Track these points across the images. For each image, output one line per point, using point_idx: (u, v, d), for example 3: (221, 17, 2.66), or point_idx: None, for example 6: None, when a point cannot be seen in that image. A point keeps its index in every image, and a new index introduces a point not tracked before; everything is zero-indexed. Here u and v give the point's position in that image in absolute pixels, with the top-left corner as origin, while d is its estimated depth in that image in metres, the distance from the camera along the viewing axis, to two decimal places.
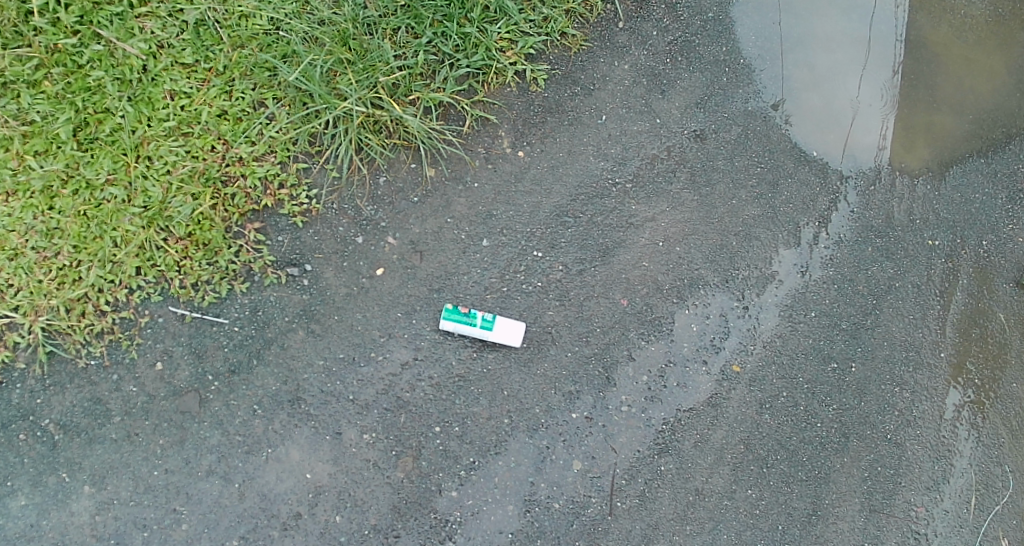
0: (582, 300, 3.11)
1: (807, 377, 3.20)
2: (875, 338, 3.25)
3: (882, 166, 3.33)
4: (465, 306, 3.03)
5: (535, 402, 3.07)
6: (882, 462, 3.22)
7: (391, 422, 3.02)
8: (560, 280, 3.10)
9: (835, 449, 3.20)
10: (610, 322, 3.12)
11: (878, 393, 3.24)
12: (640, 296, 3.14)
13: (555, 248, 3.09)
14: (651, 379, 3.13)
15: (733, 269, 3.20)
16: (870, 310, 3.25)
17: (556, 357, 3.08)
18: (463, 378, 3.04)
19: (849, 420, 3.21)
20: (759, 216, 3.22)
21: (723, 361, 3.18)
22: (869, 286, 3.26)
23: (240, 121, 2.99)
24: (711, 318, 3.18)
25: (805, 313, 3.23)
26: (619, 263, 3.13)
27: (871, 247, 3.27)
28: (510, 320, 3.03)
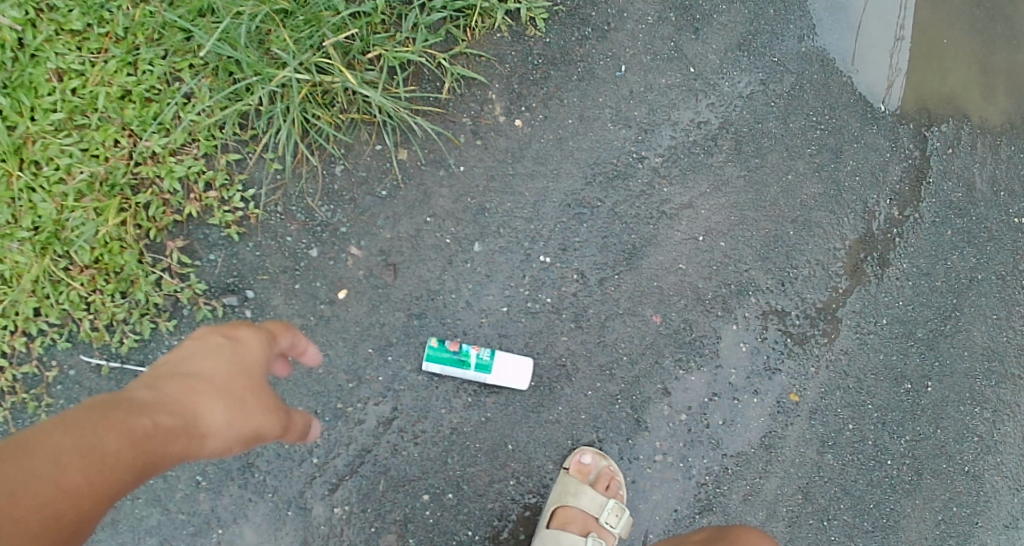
0: (606, 318, 2.40)
1: (876, 404, 2.53)
2: (953, 349, 2.58)
3: (964, 123, 2.63)
4: (454, 341, 2.32)
5: (549, 453, 2.37)
6: (957, 502, 2.57)
7: (366, 491, 2.33)
8: (575, 295, 2.39)
9: (906, 490, 2.54)
10: (644, 340, 2.41)
11: (955, 417, 2.57)
12: (677, 307, 2.43)
13: (567, 252, 2.39)
14: (690, 418, 2.42)
15: (792, 268, 2.51)
16: (950, 313, 2.58)
17: (572, 399, 2.37)
18: (457, 427, 2.34)
19: (924, 454, 2.56)
20: (821, 195, 2.54)
21: (781, 388, 2.49)
22: (949, 280, 2.58)
23: (149, 103, 2.32)
24: (767, 333, 2.48)
25: (875, 321, 2.54)
26: (650, 266, 2.42)
27: (949, 231, 2.59)
28: (514, 357, 2.34)
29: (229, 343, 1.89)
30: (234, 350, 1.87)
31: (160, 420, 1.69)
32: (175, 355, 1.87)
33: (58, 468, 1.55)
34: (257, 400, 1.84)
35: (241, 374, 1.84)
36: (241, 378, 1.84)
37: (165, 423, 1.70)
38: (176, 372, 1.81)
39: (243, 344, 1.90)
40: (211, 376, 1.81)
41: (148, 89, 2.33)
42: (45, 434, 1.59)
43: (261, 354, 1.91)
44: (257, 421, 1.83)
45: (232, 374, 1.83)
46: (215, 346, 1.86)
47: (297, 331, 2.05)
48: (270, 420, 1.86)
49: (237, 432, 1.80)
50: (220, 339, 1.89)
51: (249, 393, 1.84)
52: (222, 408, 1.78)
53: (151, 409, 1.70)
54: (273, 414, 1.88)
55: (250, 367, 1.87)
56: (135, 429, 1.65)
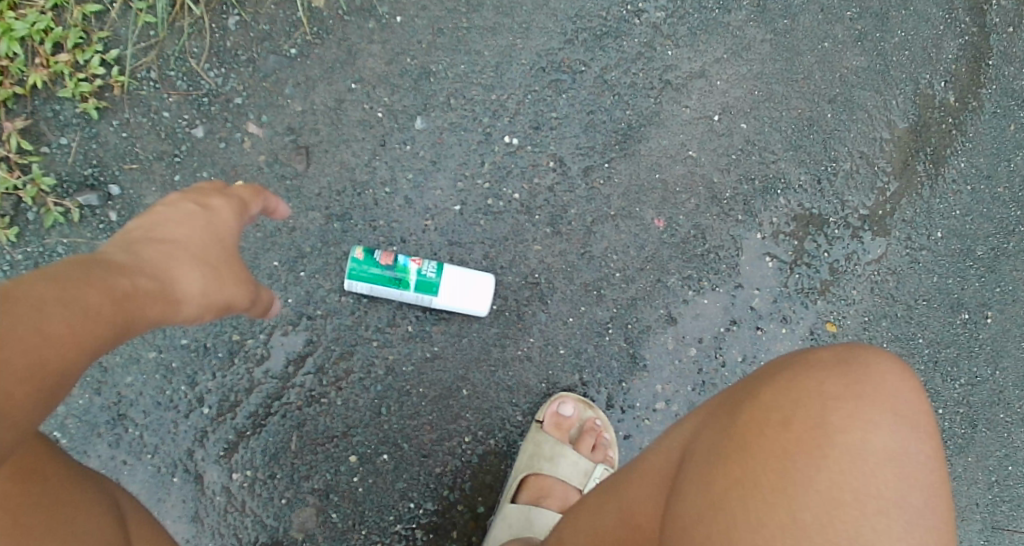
0: (592, 221, 1.71)
1: (927, 338, 1.99)
2: (1017, 273, 2.02)
3: None
4: (387, 253, 1.62)
5: (518, 399, 1.69)
6: (1016, 460, 2.03)
7: (273, 452, 1.67)
8: (552, 189, 1.70)
9: (957, 446, 2.01)
10: (644, 252, 1.73)
11: (1020, 357, 2.03)
12: (687, 208, 1.77)
13: (540, 131, 1.70)
14: (701, 353, 1.79)
15: (829, 162, 1.95)
16: (1014, 227, 2.02)
17: (547, 328, 1.69)
18: (395, 366, 1.66)
19: (979, 402, 2.02)
20: (864, 70, 1.97)
21: (815, 316, 1.93)
22: (1014, 186, 2.02)
23: None
24: (799, 247, 1.91)
25: (928, 235, 1.99)
26: (649, 153, 1.76)
27: (1013, 125, 2.01)
28: (472, 275, 1.64)
29: (203, 210, 1.36)
30: (198, 216, 1.35)
31: (149, 279, 1.22)
32: (141, 220, 1.33)
33: (23, 330, 1.05)
34: (235, 266, 1.35)
35: (221, 236, 1.35)
36: (217, 243, 1.34)
37: (155, 288, 1.23)
38: (152, 232, 1.30)
39: (216, 210, 1.37)
40: (190, 240, 1.32)
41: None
42: (38, 285, 1.10)
43: (234, 219, 1.38)
44: (231, 291, 1.34)
45: (207, 242, 1.33)
46: (182, 214, 1.34)
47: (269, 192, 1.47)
48: (242, 286, 1.37)
49: (215, 299, 1.31)
50: (192, 205, 1.37)
51: (221, 261, 1.34)
52: (202, 269, 1.29)
53: (142, 264, 1.24)
54: (237, 281, 1.36)
55: (225, 225, 1.36)
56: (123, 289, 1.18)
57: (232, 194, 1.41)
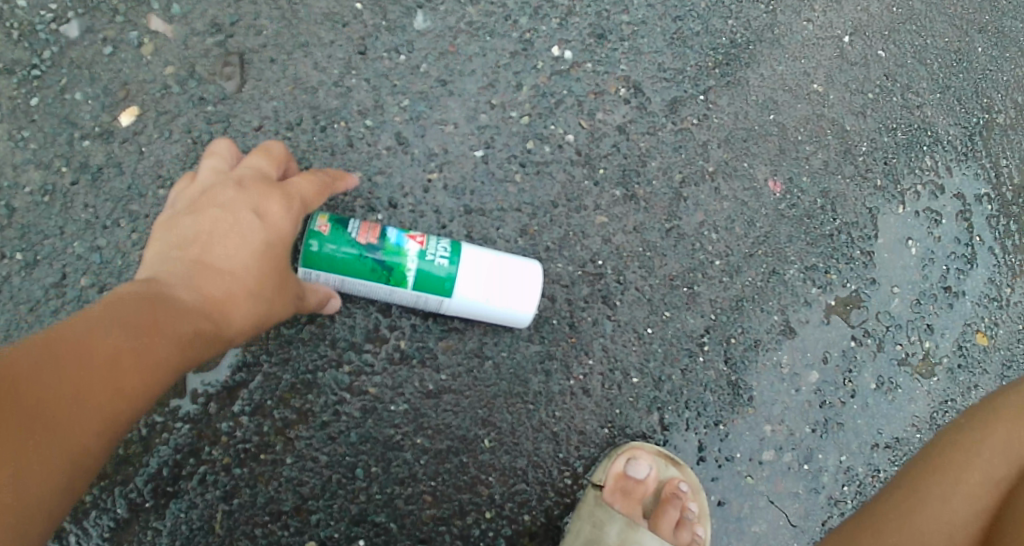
0: (682, 180, 1.13)
1: None
2: None
3: None
4: (367, 224, 0.98)
5: (566, 453, 1.09)
6: None
7: (184, 541, 1.03)
8: (621, 129, 1.11)
9: None
10: (754, 229, 1.16)
11: None
12: (813, 166, 1.20)
13: (605, 42, 1.12)
14: (827, 379, 1.21)
15: (987, 106, 1.38)
16: None
17: (613, 344, 1.10)
18: (377, 403, 1.06)
19: None
20: None
21: (962, 327, 1.32)
22: None
23: None
24: (946, 226, 1.33)
25: None
26: (758, 85, 1.18)
27: None
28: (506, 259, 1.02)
29: (246, 209, 0.90)
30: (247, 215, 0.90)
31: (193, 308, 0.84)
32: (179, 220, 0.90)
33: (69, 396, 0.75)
34: (289, 280, 0.93)
35: (274, 249, 0.91)
36: (270, 260, 0.90)
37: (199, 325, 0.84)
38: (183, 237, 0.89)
39: (262, 209, 0.90)
40: (230, 255, 0.88)
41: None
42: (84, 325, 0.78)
43: (287, 222, 0.92)
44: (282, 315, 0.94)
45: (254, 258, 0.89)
46: (228, 214, 0.89)
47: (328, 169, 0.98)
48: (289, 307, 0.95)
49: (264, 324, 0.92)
50: (236, 202, 0.90)
51: (279, 278, 0.92)
52: (248, 295, 0.88)
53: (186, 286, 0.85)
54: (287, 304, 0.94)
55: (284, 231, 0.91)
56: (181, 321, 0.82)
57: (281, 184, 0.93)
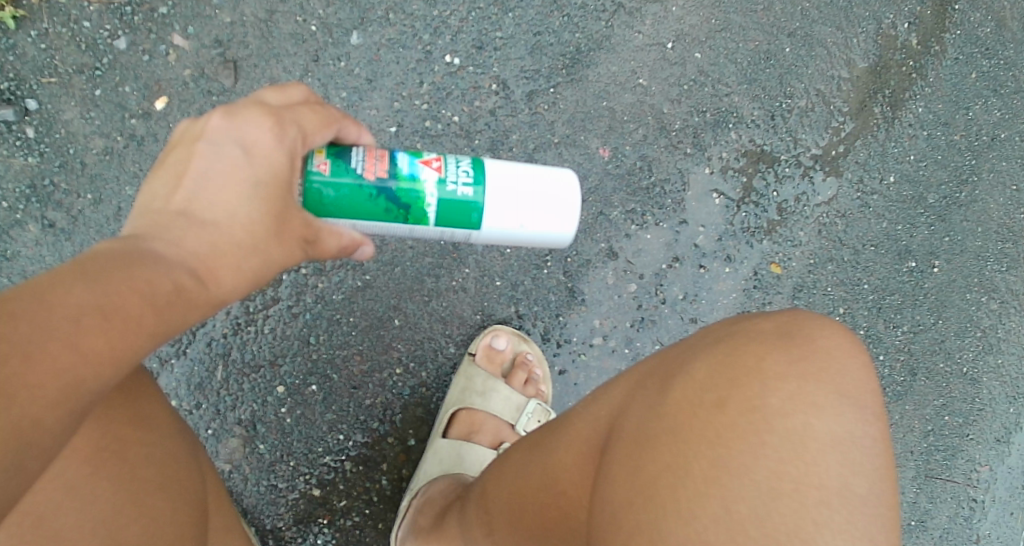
0: (534, 147, 1.68)
1: (874, 283, 2.00)
2: (966, 222, 2.23)
3: None
4: (368, 156, 1.20)
5: (450, 329, 1.64)
6: (950, 410, 2.25)
7: (199, 382, 1.58)
8: (493, 113, 1.66)
9: (894, 394, 2.17)
10: (586, 182, 1.70)
11: (959, 305, 2.23)
12: (634, 139, 1.73)
13: (483, 51, 1.66)
14: (641, 289, 1.73)
15: (785, 98, 1.89)
16: (967, 177, 2.23)
17: (486, 259, 1.64)
18: (323, 294, 1.60)
19: (917, 350, 2.18)
20: (828, 7, 1.99)
21: (758, 258, 1.85)
22: (969, 139, 2.24)
23: None
24: (748, 182, 1.84)
25: (880, 178, 2.01)
26: (598, 78, 1.73)
27: (973, 74, 2.25)
28: (515, 184, 1.26)
29: (238, 150, 1.08)
30: (240, 156, 1.08)
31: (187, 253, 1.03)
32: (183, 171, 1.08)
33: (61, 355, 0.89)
34: (293, 218, 1.11)
35: (267, 189, 1.08)
36: (262, 202, 1.08)
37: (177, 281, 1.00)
38: (179, 179, 1.07)
39: (253, 148, 1.09)
40: (221, 203, 1.06)
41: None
42: (63, 286, 0.92)
43: (279, 152, 1.10)
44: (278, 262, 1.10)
45: (249, 199, 1.07)
46: (224, 154, 1.08)
47: (326, 110, 1.17)
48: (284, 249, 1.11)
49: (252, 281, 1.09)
50: (230, 141, 1.08)
51: (271, 224, 1.08)
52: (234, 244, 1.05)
53: (172, 244, 1.02)
54: (283, 245, 1.10)
55: (281, 169, 1.10)
56: (173, 264, 1.01)
57: (272, 119, 1.10)
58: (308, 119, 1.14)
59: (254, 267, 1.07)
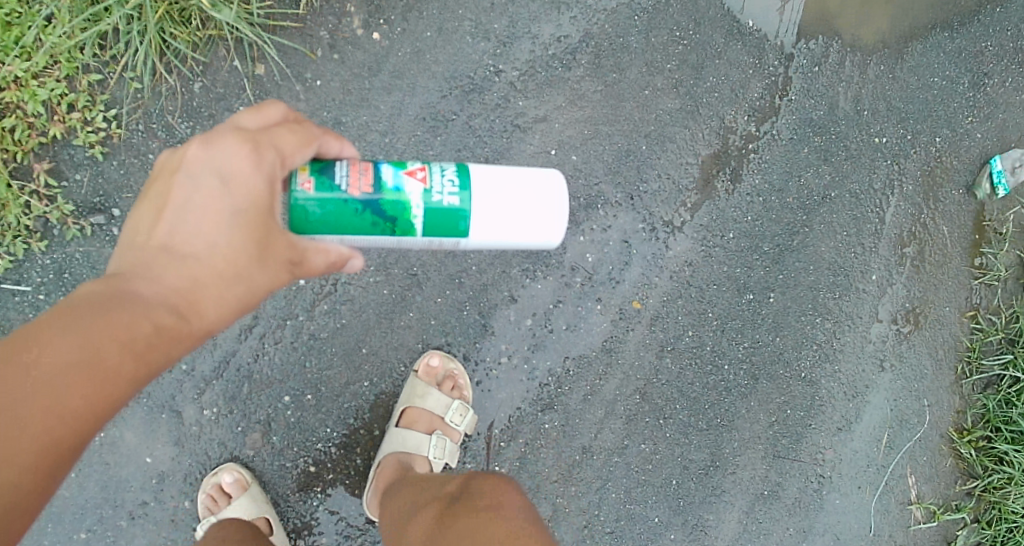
0: None
1: (717, 312, 2.75)
2: (797, 262, 2.88)
3: (831, 43, 2.98)
4: (352, 171, 1.88)
5: (400, 354, 2.49)
6: (791, 405, 2.92)
7: (234, 393, 2.42)
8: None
9: (742, 393, 2.83)
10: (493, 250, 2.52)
11: (795, 325, 2.90)
12: None
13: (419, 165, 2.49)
14: (536, 323, 2.57)
15: (640, 183, 2.63)
16: (796, 230, 2.88)
17: (423, 306, 2.49)
18: (315, 334, 2.44)
19: (761, 361, 2.85)
20: (676, 111, 2.66)
21: (623, 298, 2.64)
22: (799, 198, 2.88)
23: (10, 25, 2.43)
24: (613, 244, 2.62)
25: (722, 235, 2.74)
26: None
27: (805, 148, 2.90)
28: (481, 192, 1.93)
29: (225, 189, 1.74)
30: (224, 193, 1.74)
31: (174, 291, 1.71)
32: (185, 209, 1.75)
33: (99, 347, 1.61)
34: (275, 238, 1.78)
35: (245, 220, 1.75)
36: (241, 230, 1.75)
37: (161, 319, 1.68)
38: (185, 211, 1.75)
39: (238, 184, 1.75)
40: (212, 236, 1.74)
41: (8, 12, 2.43)
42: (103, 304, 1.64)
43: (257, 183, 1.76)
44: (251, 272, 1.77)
45: (233, 230, 1.74)
46: (213, 192, 1.74)
47: (290, 138, 1.82)
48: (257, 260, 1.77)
49: (231, 306, 1.75)
50: (220, 183, 1.75)
51: (248, 245, 1.75)
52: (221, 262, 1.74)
53: (176, 268, 1.72)
54: (259, 258, 1.77)
55: (264, 202, 1.76)
56: (169, 292, 1.70)
57: (249, 154, 1.76)
58: (276, 150, 1.79)
59: (235, 277, 1.75)
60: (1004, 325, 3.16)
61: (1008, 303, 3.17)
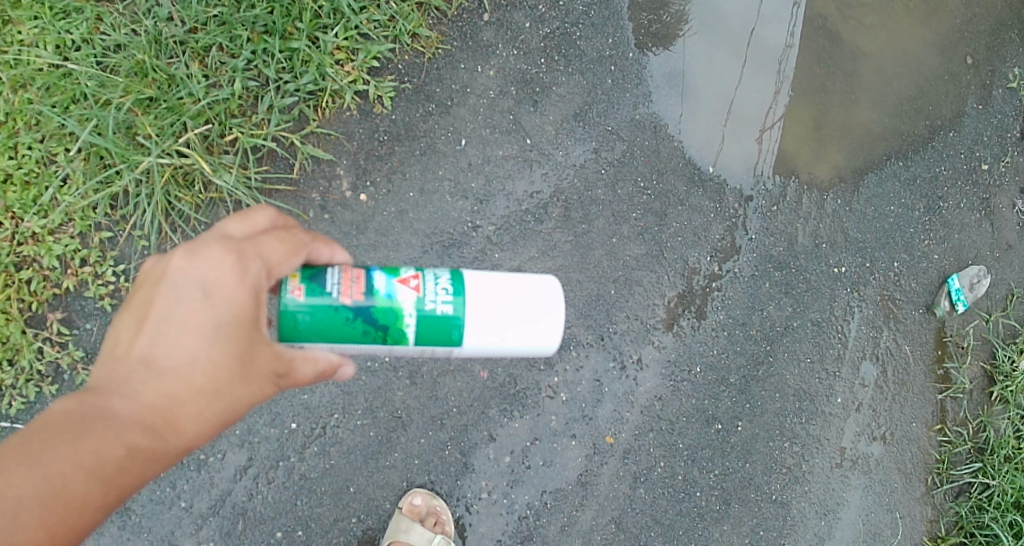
0: (439, 374, 2.73)
1: (687, 442, 2.93)
2: (764, 390, 3.05)
3: (788, 182, 3.17)
4: (341, 276, 1.93)
5: (386, 492, 2.68)
6: (764, 526, 3.06)
7: (229, 529, 2.58)
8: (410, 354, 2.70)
9: (714, 518, 2.97)
10: (473, 394, 2.75)
11: (764, 451, 3.05)
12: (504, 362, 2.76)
13: None
14: (514, 459, 2.77)
15: (610, 325, 2.85)
16: (762, 360, 3.05)
17: (407, 446, 2.69)
18: (306, 472, 2.63)
19: (731, 486, 3.00)
20: (642, 256, 2.88)
21: (597, 433, 2.84)
22: (763, 329, 3.06)
23: (29, 186, 2.67)
24: (585, 384, 2.83)
25: (689, 370, 2.94)
26: None
27: (767, 283, 3.07)
28: (475, 300, 1.98)
29: (208, 304, 1.76)
30: (208, 307, 1.76)
31: (151, 405, 1.73)
32: (167, 321, 1.75)
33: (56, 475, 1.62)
34: (262, 353, 1.80)
35: (230, 336, 1.77)
36: (225, 346, 1.76)
37: (134, 436, 1.70)
38: (167, 323, 1.76)
39: (222, 298, 1.76)
40: (193, 353, 1.75)
41: (27, 173, 2.67)
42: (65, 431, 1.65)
43: (241, 296, 1.77)
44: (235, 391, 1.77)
45: (216, 347, 1.76)
46: (196, 306, 1.76)
47: (277, 248, 1.86)
48: (242, 378, 1.78)
49: (212, 425, 1.77)
50: (205, 297, 1.76)
51: (232, 363, 1.77)
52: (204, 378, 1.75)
53: (155, 389, 1.73)
54: (244, 374, 1.78)
55: (248, 314, 1.78)
56: (147, 413, 1.72)
57: (233, 267, 1.78)
58: (260, 262, 1.82)
59: (216, 393, 1.76)
60: (971, 435, 3.32)
61: (974, 414, 3.34)
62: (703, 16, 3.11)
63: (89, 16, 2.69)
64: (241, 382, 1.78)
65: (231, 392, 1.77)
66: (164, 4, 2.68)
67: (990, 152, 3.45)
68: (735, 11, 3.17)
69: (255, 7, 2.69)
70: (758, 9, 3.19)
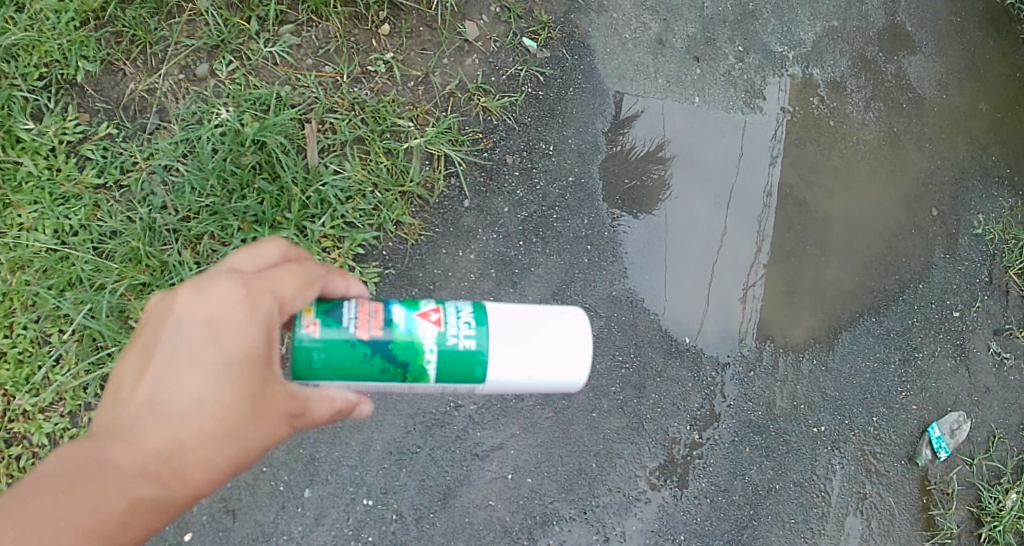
0: None
1: None
2: None
3: (764, 345, 3.24)
4: (356, 311, 1.94)
5: None
6: None
7: None
8: (394, 532, 2.80)
9: None
10: None
11: None
12: (486, 538, 2.85)
13: (387, 495, 2.81)
14: None
15: (593, 499, 2.94)
16: (746, 524, 3.06)
17: None
18: None
19: None
20: (622, 428, 2.99)
21: None
22: (745, 495, 3.08)
23: (22, 364, 2.71)
24: None
25: (673, 540, 2.99)
26: (462, 505, 2.85)
27: (749, 447, 3.11)
28: (498, 333, 1.97)
29: (215, 343, 1.81)
30: (213, 345, 1.81)
31: (159, 450, 1.79)
32: (173, 361, 1.82)
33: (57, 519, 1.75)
34: (273, 392, 1.83)
35: (237, 377, 1.81)
36: (231, 386, 1.80)
37: (143, 483, 1.79)
38: (174, 363, 1.82)
39: (229, 337, 1.81)
40: (199, 394, 1.80)
41: (21, 350, 2.72)
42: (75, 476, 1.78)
43: (248, 335, 1.82)
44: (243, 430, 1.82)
45: (223, 386, 1.80)
46: (201, 346, 1.81)
47: (287, 282, 1.89)
48: (250, 417, 1.82)
49: (219, 465, 1.82)
50: (210, 335, 1.81)
51: (238, 402, 1.81)
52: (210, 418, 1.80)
53: (162, 431, 1.80)
54: (251, 416, 1.82)
55: (255, 352, 1.82)
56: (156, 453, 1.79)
57: (240, 303, 1.83)
58: (269, 297, 1.85)
59: (224, 434, 1.81)
60: None
61: None
62: (679, 187, 3.25)
63: (86, 202, 2.80)
64: (248, 421, 1.82)
65: (239, 432, 1.82)
66: (159, 193, 2.81)
67: (961, 298, 3.47)
68: (710, 179, 3.31)
69: (246, 198, 2.84)
70: (733, 177, 3.34)
